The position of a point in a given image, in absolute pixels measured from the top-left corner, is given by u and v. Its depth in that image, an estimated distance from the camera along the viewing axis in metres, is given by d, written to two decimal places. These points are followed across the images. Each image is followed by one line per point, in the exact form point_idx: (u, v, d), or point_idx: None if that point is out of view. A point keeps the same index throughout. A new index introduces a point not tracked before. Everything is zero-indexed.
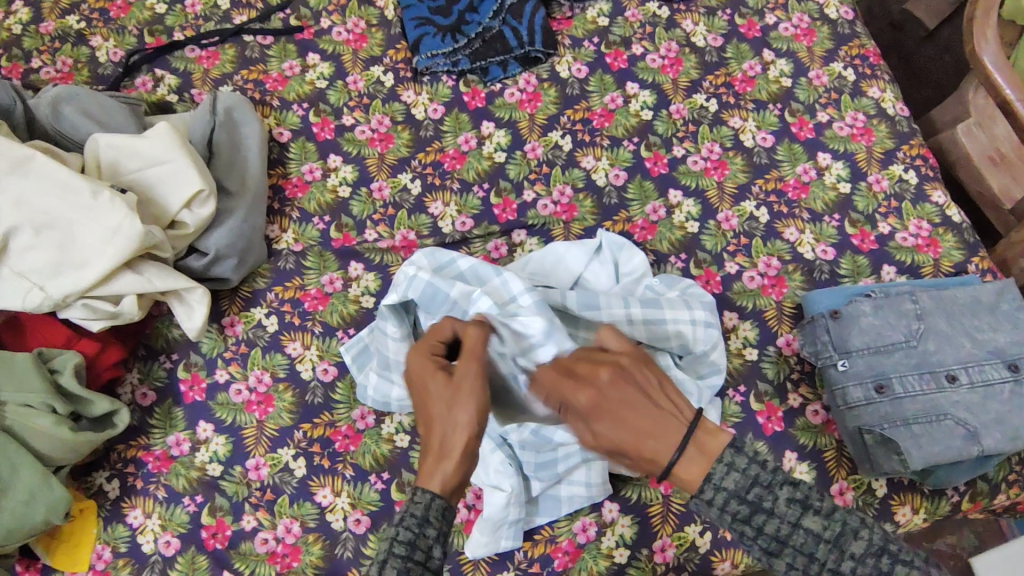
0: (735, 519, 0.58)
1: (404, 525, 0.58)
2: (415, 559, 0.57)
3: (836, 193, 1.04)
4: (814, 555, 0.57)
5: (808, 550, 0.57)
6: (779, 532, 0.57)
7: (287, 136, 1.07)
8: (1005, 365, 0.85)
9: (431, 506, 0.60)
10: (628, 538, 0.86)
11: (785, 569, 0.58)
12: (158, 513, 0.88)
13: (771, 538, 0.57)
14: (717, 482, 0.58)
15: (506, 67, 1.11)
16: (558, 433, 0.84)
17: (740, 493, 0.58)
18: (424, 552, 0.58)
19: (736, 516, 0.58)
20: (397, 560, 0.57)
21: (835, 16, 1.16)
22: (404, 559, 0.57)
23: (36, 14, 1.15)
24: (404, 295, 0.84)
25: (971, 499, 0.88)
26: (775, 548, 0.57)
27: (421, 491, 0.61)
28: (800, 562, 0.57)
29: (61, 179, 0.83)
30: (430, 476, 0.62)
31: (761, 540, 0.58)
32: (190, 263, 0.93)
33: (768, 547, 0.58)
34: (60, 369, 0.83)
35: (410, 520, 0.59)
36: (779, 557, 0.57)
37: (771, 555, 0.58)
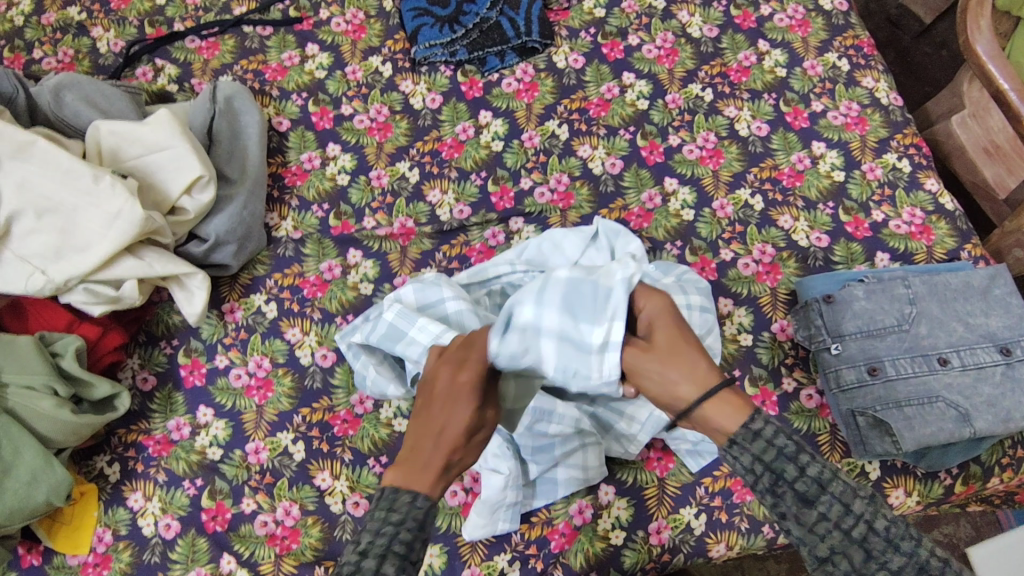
0: (779, 456, 0.55)
1: (405, 525, 0.57)
2: (409, 559, 0.56)
3: (830, 181, 1.05)
4: (851, 506, 0.54)
5: (846, 500, 0.54)
6: (820, 477, 0.55)
7: (286, 126, 1.08)
8: (996, 349, 0.86)
9: (429, 513, 0.59)
10: (624, 520, 0.87)
11: (815, 522, 0.54)
12: (158, 496, 0.89)
13: (812, 482, 0.54)
14: (766, 416, 0.57)
15: (503, 57, 1.12)
16: (551, 425, 0.84)
17: (786, 431, 0.57)
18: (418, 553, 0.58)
19: (780, 452, 0.55)
20: (395, 559, 0.55)
21: (829, 7, 1.17)
22: (402, 558, 0.55)
23: (38, 5, 1.16)
24: (365, 337, 0.87)
25: (964, 482, 0.89)
26: (813, 493, 0.54)
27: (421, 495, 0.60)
28: (835, 513, 0.54)
29: (64, 164, 0.84)
30: (418, 476, 0.61)
31: (799, 484, 0.54)
32: (190, 249, 0.94)
33: (806, 492, 0.54)
34: (61, 352, 0.84)
35: (412, 522, 0.57)
36: (815, 505, 0.54)
37: (805, 505, 0.54)
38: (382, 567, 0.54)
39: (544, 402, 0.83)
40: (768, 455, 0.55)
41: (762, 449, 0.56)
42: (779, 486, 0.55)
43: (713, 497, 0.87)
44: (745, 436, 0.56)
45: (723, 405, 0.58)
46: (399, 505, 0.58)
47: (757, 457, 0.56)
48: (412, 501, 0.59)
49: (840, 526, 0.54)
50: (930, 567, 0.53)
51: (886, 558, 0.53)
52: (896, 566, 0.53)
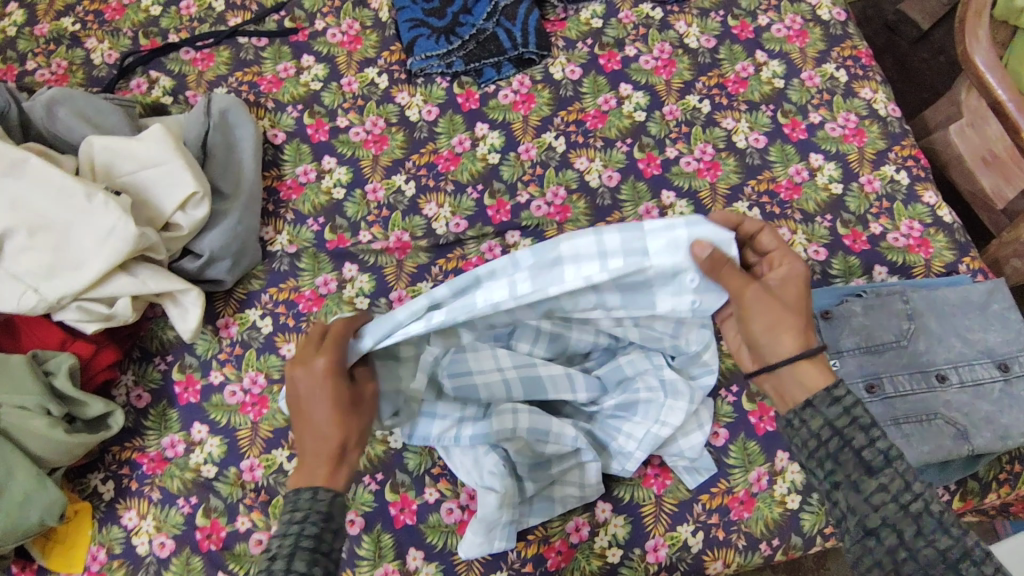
0: (853, 423, 0.62)
1: (309, 521, 0.60)
2: (321, 550, 0.59)
3: (828, 194, 1.04)
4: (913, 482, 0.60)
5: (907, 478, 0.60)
6: (888, 451, 0.61)
7: (281, 138, 1.07)
8: (995, 365, 0.86)
9: (334, 504, 0.62)
10: (621, 538, 0.86)
11: (874, 489, 0.60)
12: (152, 515, 0.88)
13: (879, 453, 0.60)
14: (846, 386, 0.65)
15: (499, 69, 1.11)
16: (548, 445, 0.83)
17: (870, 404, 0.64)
18: (329, 543, 0.60)
19: (855, 420, 0.62)
20: (304, 554, 0.58)
21: (827, 17, 1.17)
22: (311, 551, 0.58)
23: (31, 16, 1.15)
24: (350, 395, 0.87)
25: (962, 498, 0.89)
26: (877, 463, 0.60)
27: (324, 491, 0.63)
28: (895, 485, 0.59)
29: (57, 181, 0.84)
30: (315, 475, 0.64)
31: (865, 452, 0.61)
32: (184, 265, 0.94)
33: (871, 461, 0.60)
34: (55, 371, 0.84)
35: (315, 516, 0.61)
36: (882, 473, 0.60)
37: (867, 474, 0.60)
38: (293, 565, 0.57)
39: (539, 422, 0.83)
40: (842, 422, 0.62)
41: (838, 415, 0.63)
42: (839, 455, 0.62)
43: (711, 514, 0.87)
44: (824, 399, 0.64)
45: (820, 369, 0.67)
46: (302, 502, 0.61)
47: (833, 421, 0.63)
48: (313, 496, 0.62)
49: (896, 498, 0.59)
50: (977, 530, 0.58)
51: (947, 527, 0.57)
52: (943, 545, 0.56)
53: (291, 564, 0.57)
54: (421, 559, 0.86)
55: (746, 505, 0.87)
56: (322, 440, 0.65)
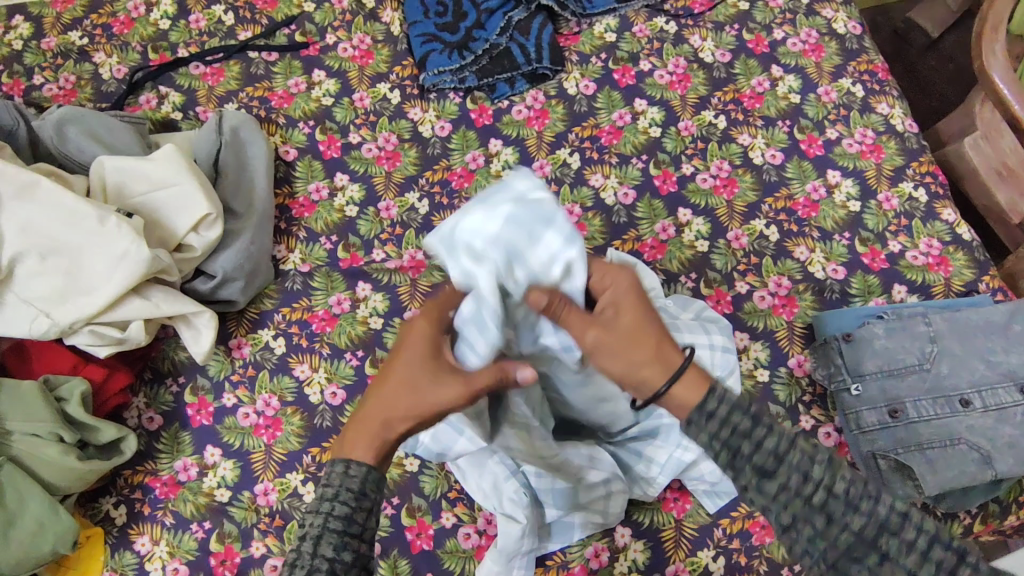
0: (734, 433, 0.59)
1: (337, 501, 0.59)
2: (352, 532, 0.58)
3: (846, 212, 1.03)
4: (810, 474, 0.57)
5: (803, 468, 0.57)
6: (778, 448, 0.58)
7: (293, 155, 1.06)
8: (1018, 388, 0.85)
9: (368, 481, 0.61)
10: (641, 563, 0.85)
11: (776, 491, 0.58)
12: (166, 540, 0.87)
13: (769, 454, 0.58)
14: (722, 395, 0.60)
15: (513, 84, 1.10)
16: (588, 472, 0.83)
17: (742, 407, 0.60)
18: (359, 525, 0.59)
19: (735, 430, 0.59)
20: (332, 536, 0.57)
21: (843, 30, 1.16)
22: (340, 533, 0.57)
23: (38, 29, 1.14)
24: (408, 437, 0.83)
25: (984, 521, 0.88)
26: (771, 465, 0.58)
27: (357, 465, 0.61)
28: (795, 483, 0.57)
29: (68, 204, 0.82)
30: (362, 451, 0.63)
31: (756, 458, 0.58)
32: (197, 286, 0.92)
33: (764, 465, 0.58)
34: (66, 397, 0.82)
35: (344, 495, 0.59)
36: (773, 478, 0.58)
37: (765, 476, 0.58)
38: (319, 548, 0.56)
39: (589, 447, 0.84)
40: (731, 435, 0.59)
41: (720, 428, 0.59)
42: (738, 462, 0.59)
43: (732, 539, 0.86)
44: (701, 417, 0.60)
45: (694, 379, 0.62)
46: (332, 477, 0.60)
47: (716, 436, 0.59)
48: (345, 471, 0.60)
49: (799, 494, 0.57)
50: (891, 525, 0.56)
51: (846, 518, 0.56)
52: (856, 526, 0.56)
53: (318, 547, 0.57)
54: None
55: (767, 530, 0.86)
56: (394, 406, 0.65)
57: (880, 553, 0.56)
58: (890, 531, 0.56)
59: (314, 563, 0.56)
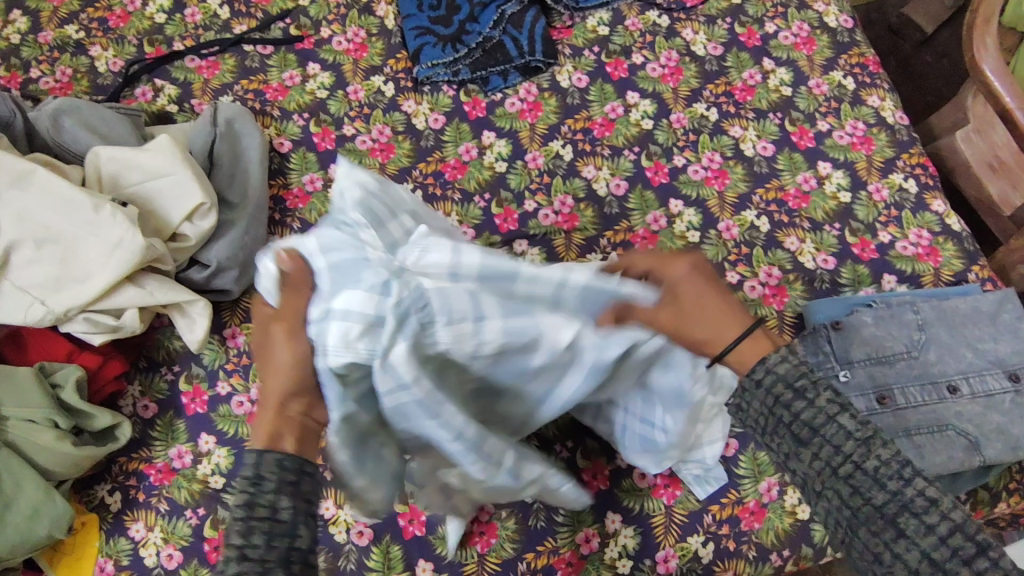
0: (775, 402, 0.56)
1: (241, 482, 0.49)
2: (260, 512, 0.47)
3: (836, 203, 1.04)
4: (841, 448, 0.53)
5: (837, 441, 0.53)
6: (814, 420, 0.54)
7: (287, 146, 1.07)
8: (1005, 375, 0.86)
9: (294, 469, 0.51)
10: (631, 549, 0.86)
11: (810, 460, 0.55)
12: (160, 526, 0.88)
13: (806, 424, 0.55)
14: (769, 364, 0.57)
15: (506, 77, 1.11)
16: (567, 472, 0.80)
17: (789, 378, 0.56)
18: (270, 503, 0.48)
19: (778, 399, 0.56)
20: (240, 521, 0.47)
21: (834, 24, 1.16)
22: (245, 518, 0.47)
23: (35, 23, 1.15)
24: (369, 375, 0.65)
25: (972, 508, 0.89)
26: (806, 433, 0.55)
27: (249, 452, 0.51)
28: (825, 453, 0.54)
29: (64, 193, 0.83)
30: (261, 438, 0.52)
31: (794, 425, 0.55)
32: (191, 275, 0.93)
33: (799, 433, 0.55)
34: (61, 383, 0.83)
35: (248, 475, 0.49)
36: (807, 444, 0.55)
37: (800, 444, 0.55)
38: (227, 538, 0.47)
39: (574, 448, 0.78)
40: (769, 402, 0.57)
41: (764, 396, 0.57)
42: (779, 428, 0.56)
43: (721, 525, 0.87)
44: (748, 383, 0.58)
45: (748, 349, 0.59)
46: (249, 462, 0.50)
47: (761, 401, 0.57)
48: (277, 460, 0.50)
49: (829, 464, 0.54)
50: (915, 506, 0.50)
51: (869, 493, 0.51)
52: (880, 502, 0.51)
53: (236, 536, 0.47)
54: (431, 570, 0.85)
55: (756, 516, 0.87)
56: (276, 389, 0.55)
57: (895, 531, 0.50)
58: (913, 511, 0.50)
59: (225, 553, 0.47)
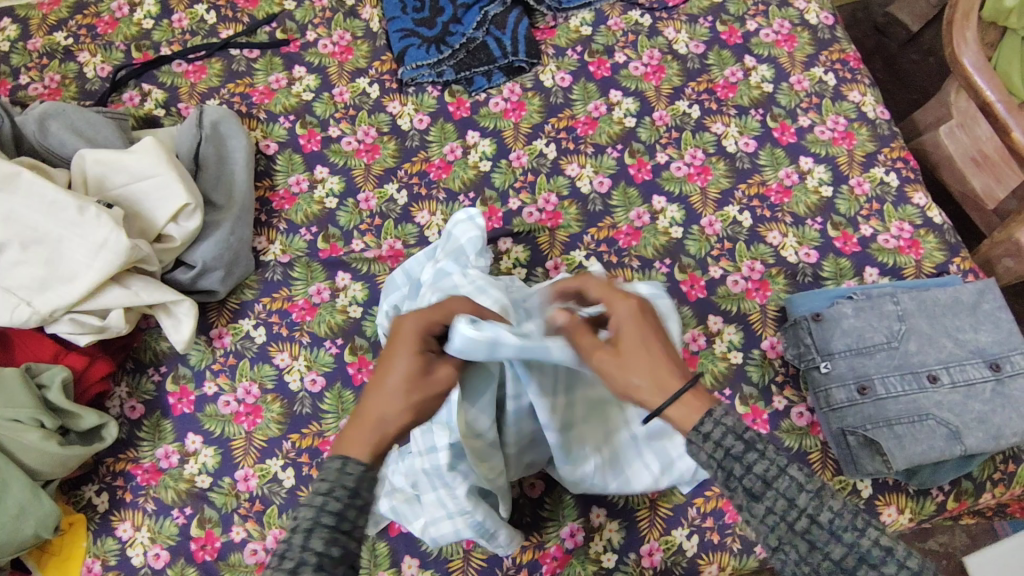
0: (725, 455, 0.54)
1: (332, 496, 0.54)
2: (342, 528, 0.53)
3: (818, 197, 1.05)
4: (795, 501, 0.52)
5: (791, 495, 0.52)
6: (766, 473, 0.53)
7: (273, 149, 1.08)
8: (986, 365, 0.86)
9: (363, 478, 0.56)
10: (616, 542, 0.87)
11: (762, 515, 0.53)
12: (147, 526, 0.88)
13: (758, 478, 0.53)
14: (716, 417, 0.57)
15: (490, 77, 1.12)
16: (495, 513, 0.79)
17: (737, 430, 0.55)
18: (352, 520, 0.54)
19: (727, 451, 0.54)
20: (324, 531, 0.53)
21: (815, 21, 1.18)
22: (332, 529, 0.53)
23: (24, 31, 1.16)
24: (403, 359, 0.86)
25: (956, 498, 0.89)
26: (758, 488, 0.53)
27: (354, 462, 0.57)
28: (779, 506, 0.52)
29: (49, 195, 0.84)
30: (354, 446, 0.59)
31: (745, 480, 0.53)
32: (178, 276, 0.94)
33: (752, 488, 0.53)
34: (47, 384, 0.84)
35: (341, 491, 0.55)
36: (762, 499, 0.53)
37: (752, 500, 0.53)
38: (311, 541, 0.52)
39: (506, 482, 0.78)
40: (717, 455, 0.55)
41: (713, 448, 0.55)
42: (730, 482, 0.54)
43: (706, 518, 0.87)
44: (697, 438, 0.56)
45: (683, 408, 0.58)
46: (328, 474, 0.56)
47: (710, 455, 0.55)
48: (341, 468, 0.56)
49: (784, 518, 0.52)
50: (872, 557, 0.50)
51: (828, 547, 0.51)
52: (836, 555, 0.50)
53: (309, 540, 0.52)
54: (416, 567, 0.86)
55: (741, 508, 0.87)
56: (370, 417, 0.61)
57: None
58: (870, 562, 0.50)
59: (305, 555, 0.52)
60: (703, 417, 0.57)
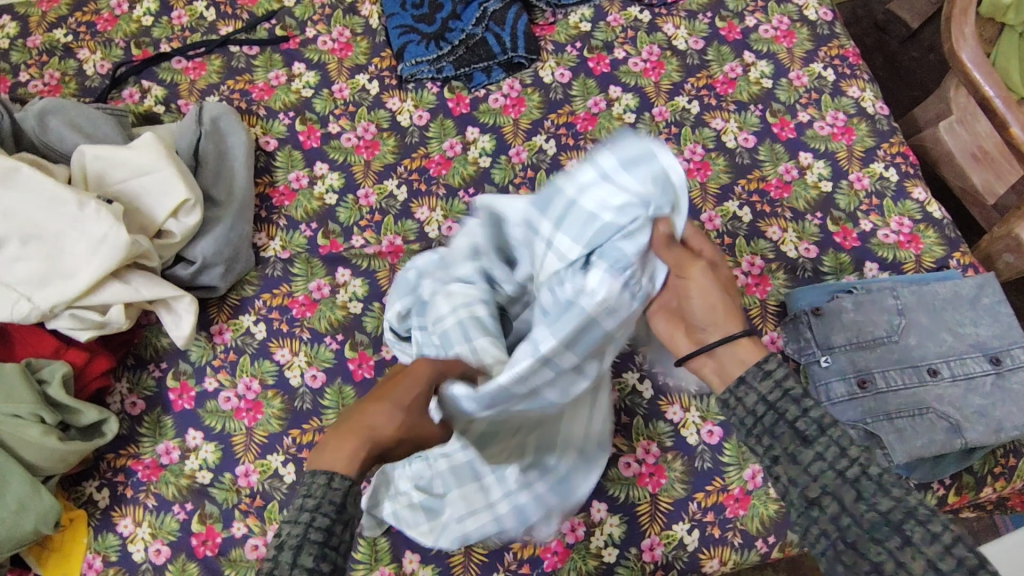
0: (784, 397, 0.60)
1: (320, 511, 0.56)
2: (330, 544, 0.55)
3: (818, 192, 1.05)
4: (845, 450, 0.56)
5: (842, 444, 0.56)
6: (821, 420, 0.58)
7: (273, 145, 1.08)
8: (986, 359, 0.86)
9: (349, 492, 0.58)
10: (617, 537, 0.86)
11: (811, 461, 0.56)
12: (148, 521, 0.88)
13: (813, 423, 0.58)
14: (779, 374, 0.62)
15: (489, 73, 1.12)
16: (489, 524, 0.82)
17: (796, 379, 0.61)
18: (339, 537, 0.56)
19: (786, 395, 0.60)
20: (314, 547, 0.54)
21: (814, 17, 1.18)
22: (320, 544, 0.54)
23: (24, 28, 1.16)
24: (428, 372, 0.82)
25: (957, 492, 0.89)
26: (812, 433, 0.57)
27: (342, 477, 0.58)
28: (830, 454, 0.56)
29: (48, 190, 0.84)
30: (340, 460, 0.60)
31: (799, 423, 0.58)
32: (178, 272, 0.94)
33: (806, 431, 0.58)
34: (48, 379, 0.84)
35: (328, 506, 0.56)
36: (812, 444, 0.57)
37: (803, 445, 0.57)
38: (299, 558, 0.53)
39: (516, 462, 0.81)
40: (774, 396, 0.61)
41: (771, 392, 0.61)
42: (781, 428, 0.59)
43: (706, 512, 0.87)
44: (756, 375, 0.63)
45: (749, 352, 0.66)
46: (314, 489, 0.57)
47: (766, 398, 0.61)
48: (328, 484, 0.57)
49: (833, 466, 0.55)
50: (918, 513, 0.51)
51: (874, 498, 0.53)
52: (884, 508, 0.52)
53: (299, 557, 0.53)
54: (417, 562, 0.86)
55: (741, 502, 0.87)
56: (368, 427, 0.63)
57: (903, 538, 0.51)
58: (918, 518, 0.51)
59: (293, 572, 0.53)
60: (763, 358, 0.65)
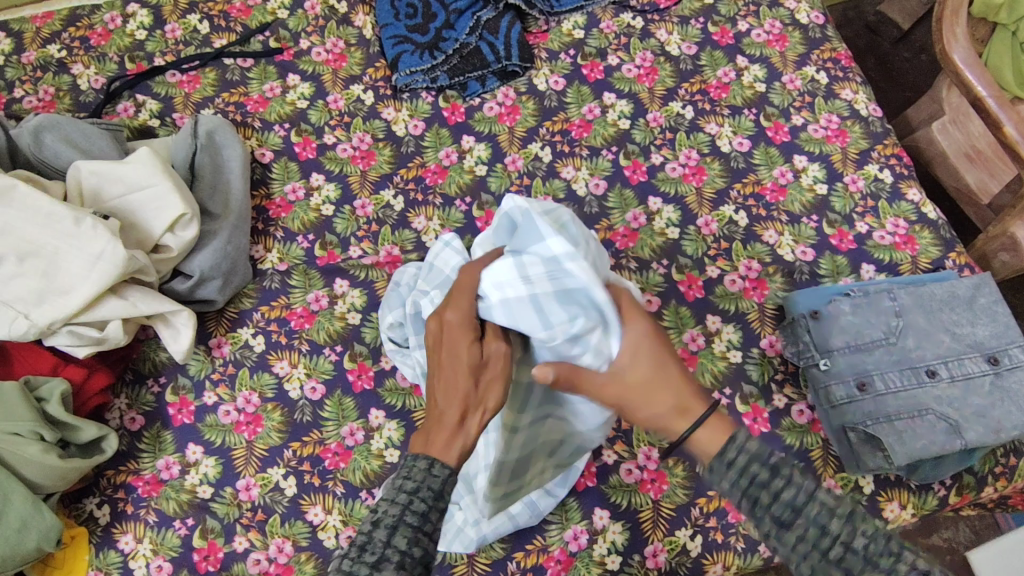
0: (752, 483, 0.59)
1: (417, 496, 0.57)
2: (424, 529, 0.56)
3: (813, 195, 1.05)
4: (827, 528, 0.56)
5: (822, 520, 0.57)
6: (794, 500, 0.57)
7: (269, 157, 1.08)
8: (984, 359, 0.87)
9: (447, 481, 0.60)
10: (620, 545, 0.86)
11: (793, 543, 0.57)
12: (149, 538, 0.88)
13: (786, 505, 0.57)
14: (740, 443, 0.61)
15: (484, 82, 1.12)
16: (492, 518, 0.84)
17: (761, 456, 0.59)
18: (433, 525, 0.57)
19: (752, 479, 0.59)
20: (405, 531, 0.55)
21: (806, 20, 1.18)
22: (415, 529, 0.56)
23: (18, 44, 1.16)
24: None
25: (958, 492, 0.89)
26: (788, 516, 0.57)
27: (440, 465, 0.60)
28: (812, 535, 0.57)
29: (44, 207, 0.84)
30: (435, 446, 0.62)
31: (773, 508, 0.58)
32: (176, 286, 0.94)
33: (780, 515, 0.57)
34: (47, 397, 0.84)
35: (425, 492, 0.58)
36: (790, 527, 0.57)
37: (782, 527, 0.57)
38: (393, 539, 0.55)
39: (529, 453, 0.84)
40: (741, 483, 0.59)
41: (738, 476, 0.60)
42: (756, 510, 0.58)
43: (709, 518, 0.87)
44: (718, 464, 0.61)
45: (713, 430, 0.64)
46: (416, 472, 0.59)
47: (736, 483, 0.59)
48: (429, 468, 0.59)
49: (816, 547, 0.56)
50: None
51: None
52: None
53: (392, 537, 0.55)
54: None
55: None
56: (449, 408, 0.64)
57: None
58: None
59: (386, 551, 0.54)
60: (724, 445, 0.62)
